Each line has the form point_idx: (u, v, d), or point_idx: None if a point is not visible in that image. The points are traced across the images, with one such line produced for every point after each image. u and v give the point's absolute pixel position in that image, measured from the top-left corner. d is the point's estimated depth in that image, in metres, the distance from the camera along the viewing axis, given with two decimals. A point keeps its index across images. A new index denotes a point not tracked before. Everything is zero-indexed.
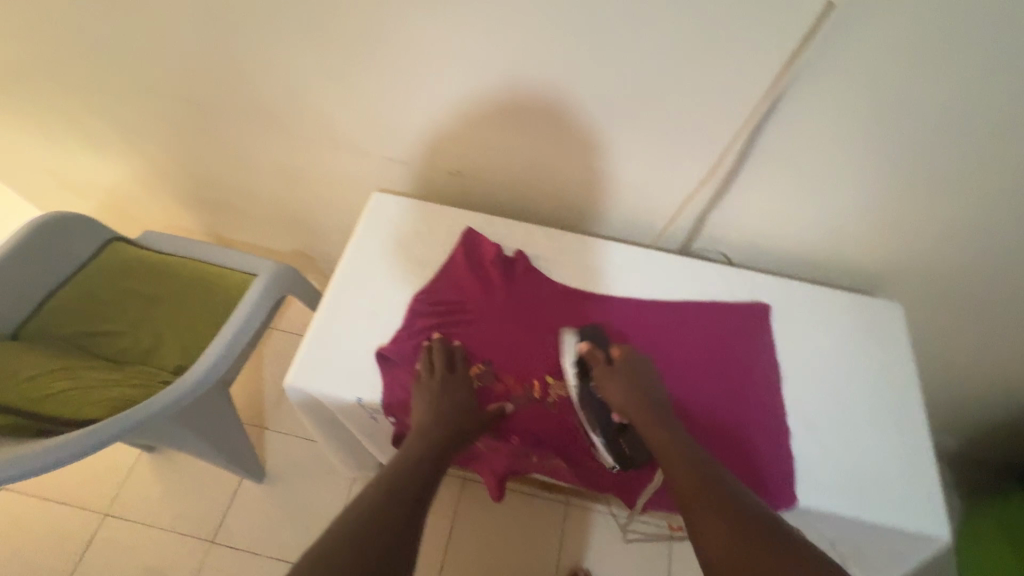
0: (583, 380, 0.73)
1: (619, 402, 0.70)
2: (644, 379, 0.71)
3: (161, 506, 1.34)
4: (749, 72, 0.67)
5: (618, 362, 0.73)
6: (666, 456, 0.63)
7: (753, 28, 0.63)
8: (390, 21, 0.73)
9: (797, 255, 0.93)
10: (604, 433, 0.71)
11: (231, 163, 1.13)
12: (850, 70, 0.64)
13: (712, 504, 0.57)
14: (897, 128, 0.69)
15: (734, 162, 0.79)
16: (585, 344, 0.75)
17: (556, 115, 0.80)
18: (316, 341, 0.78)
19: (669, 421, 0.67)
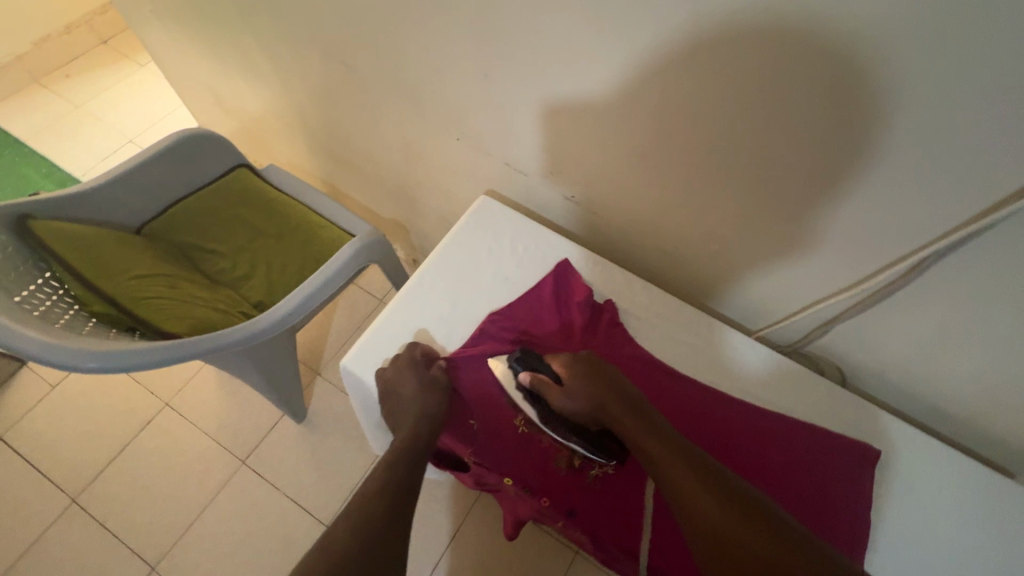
0: (537, 404, 0.69)
1: (586, 410, 0.66)
2: (601, 376, 0.66)
3: (212, 414, 1.45)
4: (950, 194, 0.56)
5: (567, 379, 0.68)
6: (651, 456, 0.60)
7: (974, 150, 0.52)
8: (551, 36, 0.69)
9: (929, 400, 0.79)
10: (585, 440, 0.67)
11: (362, 126, 1.16)
12: None
13: (707, 492, 0.55)
14: None
15: (888, 282, 0.68)
16: (527, 374, 0.69)
17: (699, 176, 0.73)
18: (384, 330, 0.77)
19: (634, 414, 0.63)
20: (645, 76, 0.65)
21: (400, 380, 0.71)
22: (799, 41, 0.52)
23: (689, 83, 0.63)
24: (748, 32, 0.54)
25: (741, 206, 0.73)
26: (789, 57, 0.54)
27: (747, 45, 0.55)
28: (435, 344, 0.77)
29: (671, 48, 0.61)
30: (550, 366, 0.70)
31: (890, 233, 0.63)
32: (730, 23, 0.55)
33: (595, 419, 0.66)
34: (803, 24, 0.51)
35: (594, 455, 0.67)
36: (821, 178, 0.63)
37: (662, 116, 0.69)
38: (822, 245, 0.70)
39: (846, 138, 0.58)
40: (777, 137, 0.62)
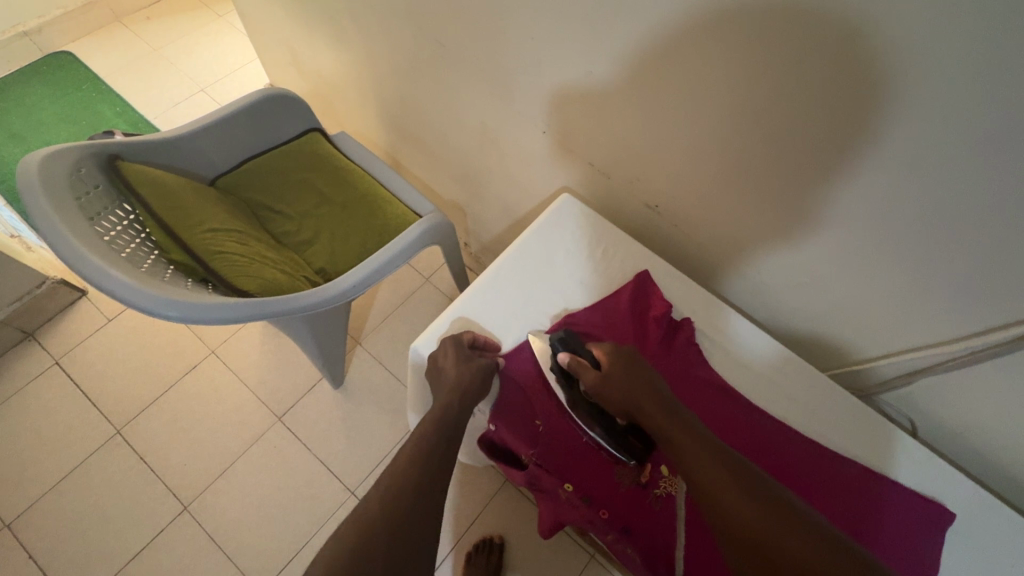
0: (566, 385, 0.71)
1: (616, 399, 0.67)
2: (635, 370, 0.67)
3: (254, 367, 1.49)
4: None
5: (606, 365, 0.69)
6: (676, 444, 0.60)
7: None
8: (667, 45, 0.67)
9: (1007, 469, 0.75)
10: (606, 430, 0.68)
11: (440, 106, 1.16)
12: None
13: (742, 495, 0.53)
14: None
15: (992, 345, 0.65)
16: (565, 354, 0.72)
17: (806, 207, 0.71)
18: (456, 319, 0.79)
19: (665, 410, 0.63)
20: (773, 105, 0.63)
21: (443, 356, 0.73)
22: (965, 91, 0.49)
23: (822, 116, 0.60)
24: (906, 76, 0.52)
25: (845, 246, 0.71)
26: (949, 106, 0.51)
27: (903, 87, 0.53)
28: (502, 339, 0.78)
29: (811, 80, 0.58)
30: (587, 351, 0.72)
31: (1010, 298, 0.60)
32: (889, 63, 0.52)
33: (623, 410, 0.67)
34: (977, 76, 0.48)
35: (615, 449, 0.68)
36: (943, 233, 0.61)
37: (782, 147, 0.67)
38: (923, 297, 0.68)
39: (983, 199, 0.55)
40: (906, 184, 0.60)
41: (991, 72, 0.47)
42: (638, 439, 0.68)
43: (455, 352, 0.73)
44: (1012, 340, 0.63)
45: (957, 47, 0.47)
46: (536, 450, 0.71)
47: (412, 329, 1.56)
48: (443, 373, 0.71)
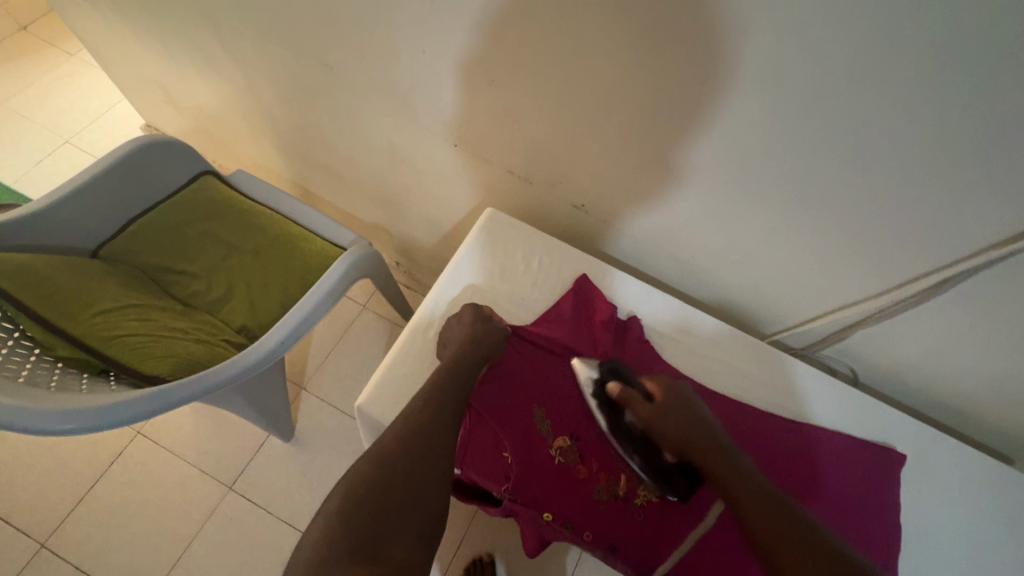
0: (612, 415, 0.70)
1: (667, 435, 0.66)
2: (688, 408, 0.66)
3: (191, 440, 1.35)
4: (974, 211, 0.59)
5: (659, 398, 0.68)
6: (732, 492, 0.57)
7: (983, 172, 0.55)
8: (569, 44, 0.66)
9: (944, 399, 0.82)
10: (649, 466, 0.67)
11: (343, 130, 1.08)
12: None
13: (789, 539, 0.51)
14: None
15: (916, 294, 0.70)
16: (615, 382, 0.70)
17: (723, 181, 0.72)
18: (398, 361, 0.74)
19: (721, 453, 0.61)
20: (681, 93, 0.64)
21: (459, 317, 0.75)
22: (873, 57, 0.51)
23: (737, 98, 0.61)
24: (811, 50, 0.53)
25: (767, 217, 0.73)
26: (849, 78, 0.54)
27: (804, 68, 0.55)
28: None
29: (719, 66, 0.59)
30: (640, 382, 0.71)
31: (920, 246, 0.65)
32: (788, 50, 0.54)
33: (670, 446, 0.66)
34: (875, 50, 0.50)
35: (653, 482, 0.67)
36: (861, 191, 0.63)
37: (698, 134, 0.68)
38: (853, 257, 0.71)
39: (897, 153, 0.58)
40: (828, 153, 0.62)
41: (874, 45, 0.50)
42: (684, 478, 0.67)
43: (472, 318, 0.74)
44: (933, 286, 0.68)
45: (851, 25, 0.50)
46: (510, 485, 0.68)
47: (357, 362, 1.48)
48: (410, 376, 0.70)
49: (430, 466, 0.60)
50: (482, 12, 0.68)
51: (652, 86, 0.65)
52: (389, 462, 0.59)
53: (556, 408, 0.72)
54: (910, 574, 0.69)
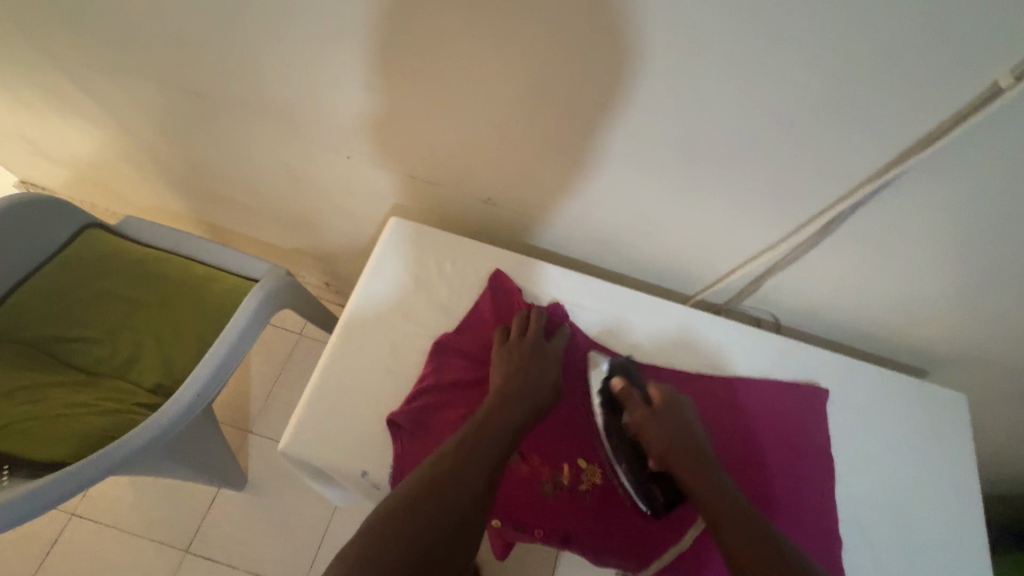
0: (610, 415, 0.70)
1: (654, 443, 0.66)
2: (682, 418, 0.67)
3: (134, 510, 1.26)
4: (849, 146, 0.61)
5: (657, 402, 0.69)
6: (712, 509, 0.58)
7: (847, 108, 0.57)
8: (435, 36, 0.63)
9: (857, 327, 0.86)
10: (635, 474, 0.67)
11: (234, 158, 1.01)
12: (956, 164, 0.58)
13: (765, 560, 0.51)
14: (991, 214, 0.62)
15: (813, 234, 0.72)
16: (619, 380, 0.71)
17: (618, 151, 0.71)
18: (319, 395, 0.65)
19: (710, 479, 0.61)
20: (556, 71, 0.62)
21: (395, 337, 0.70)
22: (726, 7, 0.51)
23: (603, 69, 0.60)
24: (661, 8, 0.52)
25: (668, 181, 0.73)
26: (708, 33, 0.54)
27: (664, 29, 0.54)
28: (379, 401, 0.66)
29: (585, 39, 0.58)
30: (643, 386, 0.71)
31: (809, 187, 0.67)
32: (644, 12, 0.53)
33: (655, 455, 0.66)
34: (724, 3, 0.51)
35: (635, 494, 0.66)
36: (744, 145, 0.64)
37: (583, 106, 0.66)
38: (752, 208, 0.73)
39: (768, 102, 0.58)
40: (703, 112, 0.62)
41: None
42: (662, 491, 0.67)
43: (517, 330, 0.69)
44: (826, 224, 0.70)
45: None
46: None
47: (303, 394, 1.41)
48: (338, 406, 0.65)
49: (466, 509, 0.52)
50: (340, 10, 0.64)
51: (526, 67, 0.63)
52: (413, 509, 0.51)
53: None
54: (852, 499, 0.73)
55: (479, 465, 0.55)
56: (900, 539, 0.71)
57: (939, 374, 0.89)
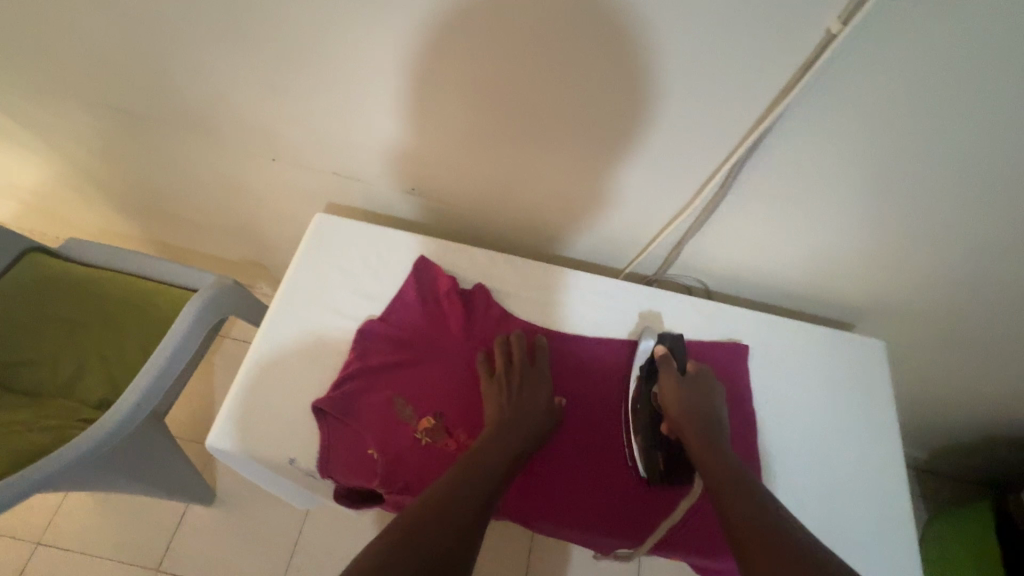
0: (645, 382, 0.73)
1: (679, 414, 0.68)
2: (708, 395, 0.69)
3: (101, 535, 1.25)
4: (729, 102, 0.62)
5: (693, 376, 0.71)
6: (723, 485, 0.59)
7: (717, 64, 0.58)
8: (323, 25, 0.65)
9: (781, 282, 0.89)
10: (648, 443, 0.70)
11: (166, 170, 1.02)
12: (828, 109, 0.60)
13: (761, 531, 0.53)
14: (871, 157, 0.65)
15: (716, 194, 0.74)
16: (663, 348, 0.74)
17: (518, 124, 0.71)
18: (242, 391, 0.66)
19: (723, 455, 0.63)
20: (437, 45, 0.63)
21: (322, 327, 0.71)
22: None
23: (475, 40, 0.61)
24: None
25: (575, 152, 0.74)
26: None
27: None
28: (303, 392, 0.67)
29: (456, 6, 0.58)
30: (683, 359, 0.74)
31: (705, 146, 0.68)
32: None
33: (675, 426, 0.68)
34: None
35: (643, 461, 0.70)
36: (631, 112, 0.66)
37: (471, 76, 0.66)
38: (658, 173, 0.74)
39: (645, 68, 0.61)
40: (580, 85, 0.64)
41: None
42: (665, 461, 0.70)
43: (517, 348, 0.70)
44: (725, 181, 0.72)
45: None
46: (380, 480, 0.63)
47: None
48: (262, 398, 0.66)
49: (471, 510, 0.52)
50: (236, 11, 0.66)
51: (415, 53, 0.65)
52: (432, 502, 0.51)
53: (415, 391, 0.68)
54: (775, 451, 0.75)
55: (488, 480, 0.56)
56: (824, 479, 0.75)
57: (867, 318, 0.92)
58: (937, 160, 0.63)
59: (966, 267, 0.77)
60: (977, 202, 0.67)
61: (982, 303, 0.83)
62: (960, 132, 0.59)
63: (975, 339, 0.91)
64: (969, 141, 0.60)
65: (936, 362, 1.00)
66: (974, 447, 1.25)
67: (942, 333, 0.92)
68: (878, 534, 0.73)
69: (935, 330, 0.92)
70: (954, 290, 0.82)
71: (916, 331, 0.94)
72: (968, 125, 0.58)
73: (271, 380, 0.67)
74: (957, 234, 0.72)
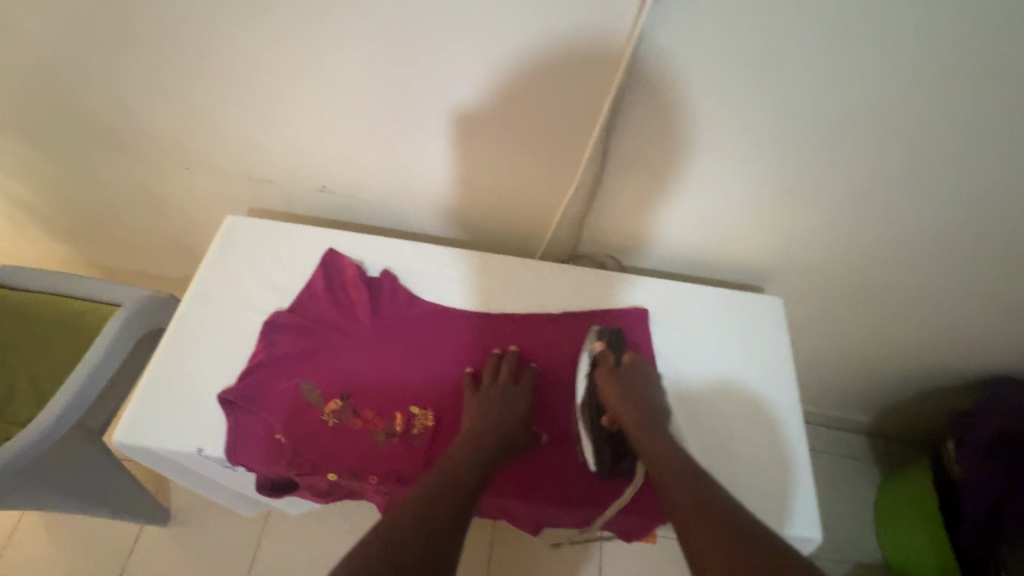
0: (589, 380, 0.75)
1: (617, 409, 0.69)
2: (640, 385, 0.71)
3: (53, 567, 1.22)
4: (581, 69, 0.69)
5: (624, 367, 0.73)
6: (664, 468, 0.60)
7: (560, 32, 0.65)
8: (210, 24, 0.71)
9: (682, 249, 0.94)
10: (595, 437, 0.71)
11: (90, 193, 1.04)
12: (666, 67, 0.67)
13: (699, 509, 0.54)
14: (718, 110, 0.71)
15: (596, 160, 0.80)
16: (600, 345, 0.76)
17: (403, 102, 0.77)
18: (148, 387, 0.67)
19: (660, 437, 0.64)
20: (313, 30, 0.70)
21: (231, 321, 0.73)
22: None
23: (343, 21, 0.68)
24: None
25: (461, 128, 0.79)
26: None
27: None
28: (210, 380, 0.69)
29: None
30: (619, 353, 0.76)
31: (574, 114, 0.74)
32: None
33: (614, 419, 0.69)
34: None
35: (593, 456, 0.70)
36: (499, 83, 0.72)
37: (349, 58, 0.72)
38: (540, 145, 0.80)
39: (499, 40, 0.67)
40: (445, 61, 0.71)
41: None
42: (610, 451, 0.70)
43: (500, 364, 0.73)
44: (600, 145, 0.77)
45: None
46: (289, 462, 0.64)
47: None
48: (170, 387, 0.68)
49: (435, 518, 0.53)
50: (128, 11, 0.71)
51: (297, 38, 0.71)
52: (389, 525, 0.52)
53: (322, 376, 0.70)
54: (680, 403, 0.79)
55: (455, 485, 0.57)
56: (728, 424, 0.78)
57: (768, 275, 0.98)
58: (775, 107, 0.70)
59: (834, 210, 0.83)
60: (820, 144, 0.74)
61: (865, 245, 0.89)
62: (784, 77, 0.66)
63: (866, 284, 0.97)
64: (793, 86, 0.67)
65: (844, 314, 1.05)
66: (909, 404, 1.30)
67: (837, 282, 0.98)
68: (787, 468, 0.75)
69: (831, 281, 0.98)
70: (833, 237, 0.88)
71: (816, 285, 0.99)
72: (788, 70, 0.65)
73: (179, 370, 0.69)
74: (815, 178, 0.79)
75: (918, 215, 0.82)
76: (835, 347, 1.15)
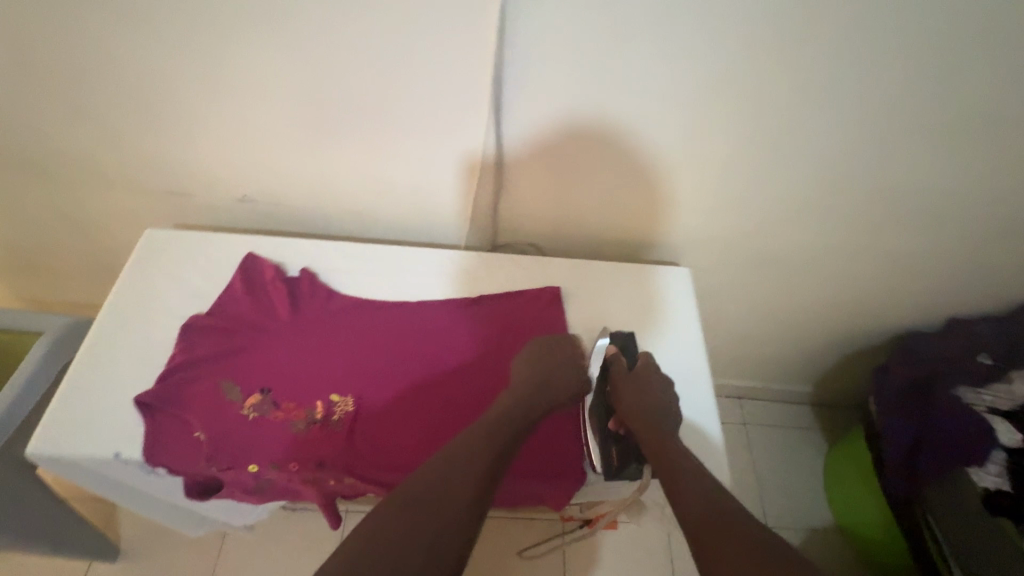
0: (601, 382, 0.79)
1: (630, 407, 0.73)
2: (654, 387, 0.75)
3: None
4: (465, 65, 0.74)
5: (638, 369, 0.78)
6: (671, 470, 0.64)
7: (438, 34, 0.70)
8: (105, 45, 0.74)
9: (596, 230, 1.00)
10: (600, 435, 0.74)
11: (10, 224, 1.04)
12: (541, 57, 0.72)
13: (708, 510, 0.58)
14: (597, 96, 0.77)
15: (497, 151, 0.85)
16: (613, 349, 0.81)
17: (304, 108, 0.81)
18: (63, 398, 0.68)
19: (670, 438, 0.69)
20: (206, 44, 0.73)
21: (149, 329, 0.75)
22: None
23: (234, 34, 0.72)
24: None
25: (365, 129, 0.83)
26: None
27: None
28: (128, 386, 0.70)
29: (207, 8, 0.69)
30: (633, 357, 0.81)
31: (468, 109, 0.79)
32: None
33: (626, 419, 0.73)
34: None
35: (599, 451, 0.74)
36: (393, 85, 0.77)
37: (246, 69, 0.76)
38: (444, 141, 0.84)
39: (383, 43, 0.72)
40: (339, 66, 0.75)
41: None
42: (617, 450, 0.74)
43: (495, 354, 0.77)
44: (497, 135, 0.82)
45: None
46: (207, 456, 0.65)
47: None
48: (86, 397, 0.68)
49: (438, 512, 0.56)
50: (22, 34, 0.73)
51: (194, 50, 0.74)
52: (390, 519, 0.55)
53: (241, 373, 0.72)
54: None
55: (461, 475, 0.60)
56: None
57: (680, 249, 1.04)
58: (647, 88, 0.76)
59: (724, 182, 0.90)
60: (695, 121, 0.80)
61: (760, 214, 0.96)
62: (647, 60, 0.73)
63: (770, 252, 1.04)
64: (658, 68, 0.73)
65: (758, 284, 1.12)
66: (837, 367, 1.37)
67: (745, 252, 1.04)
68: (700, 422, 0.79)
69: (739, 252, 1.04)
70: (729, 208, 0.95)
71: (726, 257, 1.06)
72: (648, 54, 0.72)
73: (95, 380, 0.70)
74: (698, 153, 0.85)
75: (796, 180, 0.89)
76: (757, 317, 1.21)
